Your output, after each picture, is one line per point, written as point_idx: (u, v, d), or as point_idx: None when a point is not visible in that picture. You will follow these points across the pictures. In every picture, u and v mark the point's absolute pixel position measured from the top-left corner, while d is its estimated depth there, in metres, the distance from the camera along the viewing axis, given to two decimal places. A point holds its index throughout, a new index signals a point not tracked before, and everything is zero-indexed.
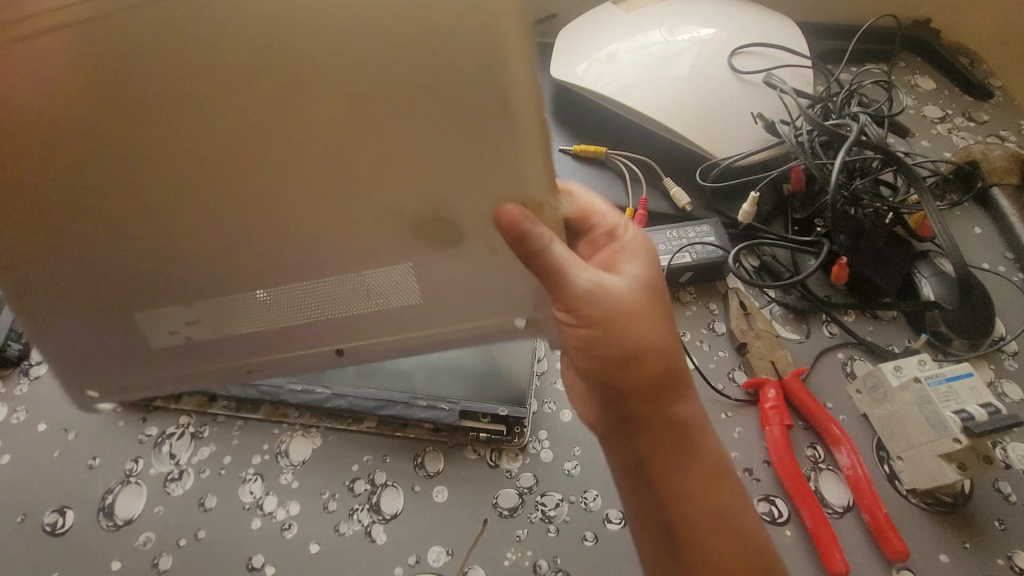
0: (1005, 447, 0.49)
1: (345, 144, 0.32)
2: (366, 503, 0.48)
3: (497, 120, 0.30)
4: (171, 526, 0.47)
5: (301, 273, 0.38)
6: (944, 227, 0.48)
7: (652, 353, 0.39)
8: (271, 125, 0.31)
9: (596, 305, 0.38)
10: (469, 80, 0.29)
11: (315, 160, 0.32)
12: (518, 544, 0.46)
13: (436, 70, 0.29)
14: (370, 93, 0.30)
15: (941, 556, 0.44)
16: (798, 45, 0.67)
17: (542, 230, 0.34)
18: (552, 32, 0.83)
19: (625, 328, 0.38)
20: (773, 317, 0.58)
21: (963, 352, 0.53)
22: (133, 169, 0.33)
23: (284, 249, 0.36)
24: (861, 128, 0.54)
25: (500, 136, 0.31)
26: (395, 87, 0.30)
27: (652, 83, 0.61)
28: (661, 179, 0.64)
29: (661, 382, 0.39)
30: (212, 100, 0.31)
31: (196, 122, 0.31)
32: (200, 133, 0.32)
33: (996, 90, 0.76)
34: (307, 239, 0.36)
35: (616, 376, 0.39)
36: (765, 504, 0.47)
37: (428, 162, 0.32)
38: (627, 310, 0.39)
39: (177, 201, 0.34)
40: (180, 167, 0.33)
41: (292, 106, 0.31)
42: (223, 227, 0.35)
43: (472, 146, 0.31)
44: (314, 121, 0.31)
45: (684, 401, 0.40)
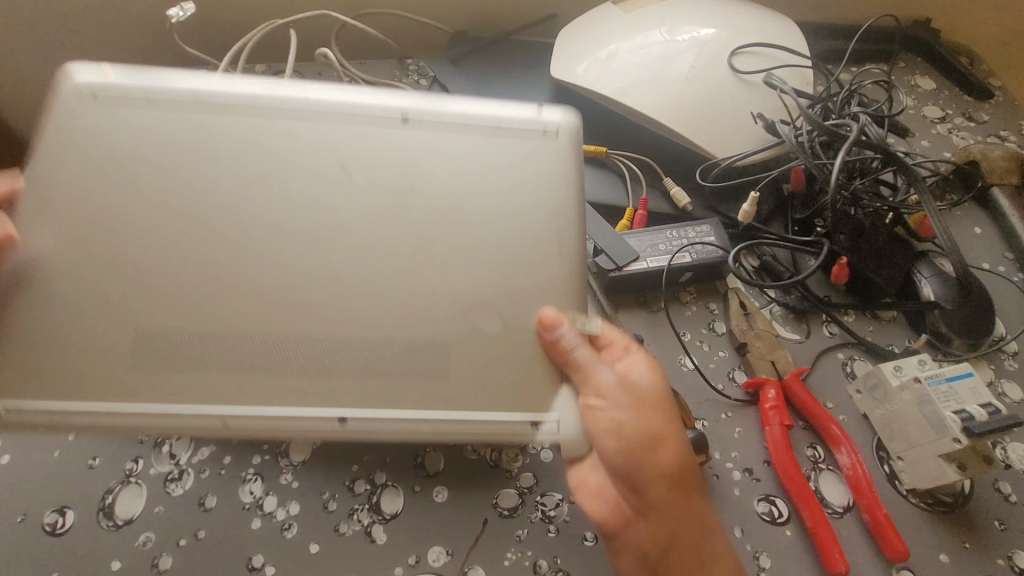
0: (1005, 447, 0.49)
1: (423, 251, 0.40)
2: (366, 503, 0.48)
3: (546, 235, 0.42)
4: (171, 527, 0.47)
5: (319, 381, 0.38)
6: (944, 227, 0.48)
7: (667, 441, 0.43)
8: (367, 233, 0.41)
9: (620, 399, 0.42)
10: (530, 205, 0.43)
11: (389, 267, 0.40)
12: (518, 544, 0.46)
13: (504, 183, 0.43)
14: (454, 215, 0.42)
15: (941, 556, 0.44)
16: (798, 45, 0.67)
17: (577, 333, 0.40)
18: (552, 31, 0.83)
19: (641, 420, 0.42)
20: (773, 317, 0.58)
21: (963, 352, 0.53)
22: (220, 264, 0.39)
23: (311, 359, 0.38)
24: (862, 127, 0.53)
25: (546, 243, 0.42)
26: (475, 213, 0.42)
27: (652, 83, 0.61)
28: (661, 179, 0.64)
29: (675, 468, 0.42)
30: (328, 218, 0.41)
31: (308, 234, 0.40)
32: (304, 244, 0.40)
33: (996, 90, 0.76)
34: (354, 309, 0.39)
35: (640, 464, 0.42)
36: (765, 504, 0.47)
37: (483, 265, 0.41)
38: (648, 404, 0.44)
39: (240, 296, 0.38)
40: (266, 268, 0.39)
41: (391, 225, 0.41)
42: (263, 329, 0.38)
43: (520, 251, 0.42)
44: (407, 233, 0.41)
45: (696, 489, 0.44)
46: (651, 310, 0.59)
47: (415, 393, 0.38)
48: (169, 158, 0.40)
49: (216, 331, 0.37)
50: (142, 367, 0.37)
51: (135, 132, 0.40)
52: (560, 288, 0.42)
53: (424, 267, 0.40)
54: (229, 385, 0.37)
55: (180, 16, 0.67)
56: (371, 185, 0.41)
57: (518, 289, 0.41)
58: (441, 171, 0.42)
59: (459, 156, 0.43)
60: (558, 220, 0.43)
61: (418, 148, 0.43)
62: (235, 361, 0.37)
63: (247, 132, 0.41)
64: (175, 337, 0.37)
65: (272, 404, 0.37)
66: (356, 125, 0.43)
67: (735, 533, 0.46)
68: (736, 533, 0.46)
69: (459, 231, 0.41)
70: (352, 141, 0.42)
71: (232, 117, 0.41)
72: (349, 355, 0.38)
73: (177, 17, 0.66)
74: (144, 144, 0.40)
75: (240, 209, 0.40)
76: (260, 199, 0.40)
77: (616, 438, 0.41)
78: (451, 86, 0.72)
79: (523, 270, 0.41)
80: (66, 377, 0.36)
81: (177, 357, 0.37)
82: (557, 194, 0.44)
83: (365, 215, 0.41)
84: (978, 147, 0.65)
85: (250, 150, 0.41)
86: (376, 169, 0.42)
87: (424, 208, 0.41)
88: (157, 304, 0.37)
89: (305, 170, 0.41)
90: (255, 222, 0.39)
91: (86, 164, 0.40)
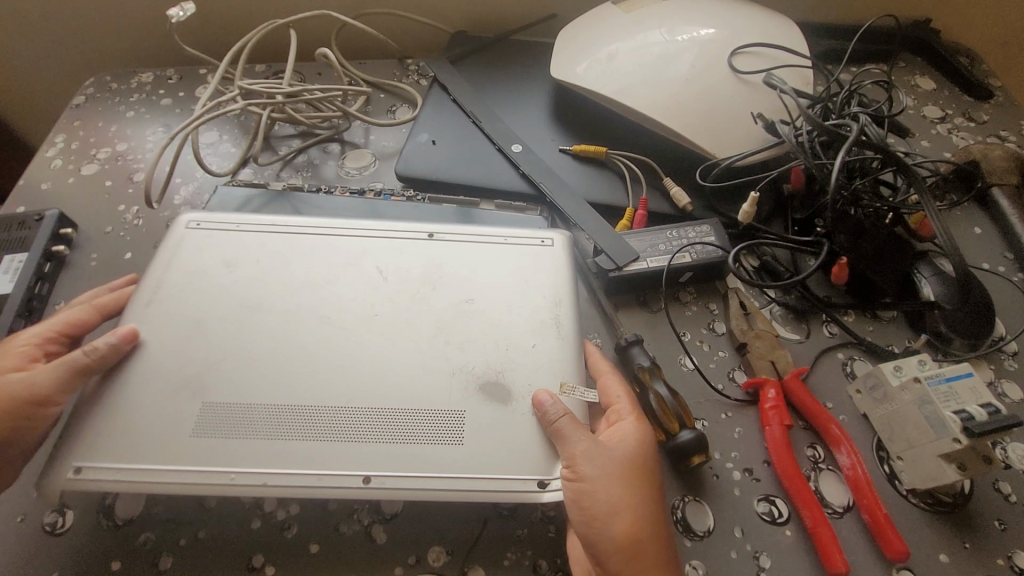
0: (1004, 447, 0.49)
1: (445, 329, 0.48)
2: (366, 503, 0.48)
3: (550, 306, 0.50)
4: (171, 528, 0.47)
5: (354, 440, 0.43)
6: (944, 226, 0.48)
7: (635, 515, 0.42)
8: (399, 316, 0.49)
9: (589, 469, 0.42)
10: (533, 288, 0.51)
11: (417, 343, 0.47)
12: (517, 544, 0.46)
13: (510, 271, 0.52)
14: (472, 302, 0.50)
15: (941, 555, 0.44)
16: (798, 44, 0.67)
17: (558, 410, 0.43)
18: (551, 31, 0.83)
19: (608, 492, 0.42)
20: (773, 317, 0.58)
21: (963, 352, 0.53)
22: (278, 347, 0.46)
23: (353, 419, 0.43)
24: (861, 127, 0.53)
25: (550, 313, 0.49)
26: (487, 294, 0.50)
27: (652, 84, 0.62)
28: (661, 179, 0.64)
29: (640, 543, 0.41)
30: (367, 303, 0.49)
31: (347, 315, 0.49)
32: (346, 323, 0.48)
33: (996, 89, 0.76)
34: (382, 385, 0.45)
35: (600, 533, 0.41)
36: (765, 504, 0.47)
37: (495, 334, 0.48)
38: (618, 473, 0.43)
39: (294, 367, 0.46)
40: (315, 341, 0.47)
41: (418, 308, 0.49)
42: (314, 391, 0.44)
43: (527, 318, 0.49)
44: (430, 315, 0.49)
45: (666, 569, 0.41)
46: (651, 310, 0.59)
47: (431, 459, 0.42)
48: (251, 267, 0.51)
49: (267, 400, 0.44)
50: (205, 432, 0.43)
51: (224, 253, 0.52)
52: (559, 359, 0.47)
53: (442, 349, 0.47)
54: (269, 454, 0.42)
55: (180, 16, 0.66)
56: (403, 285, 0.51)
57: (522, 362, 0.46)
58: (462, 270, 0.52)
59: (474, 255, 0.53)
60: (557, 304, 0.50)
61: (443, 253, 0.53)
62: (276, 429, 0.43)
63: (312, 247, 0.53)
64: (231, 408, 0.43)
65: (305, 470, 0.41)
66: (395, 237, 0.54)
67: (735, 532, 0.46)
68: (736, 533, 0.46)
69: (473, 318, 0.49)
70: (392, 250, 0.53)
71: (297, 242, 0.53)
72: (376, 426, 0.43)
73: (176, 17, 0.66)
74: (237, 252, 0.52)
75: (300, 302, 0.49)
76: (314, 297, 0.49)
77: (580, 508, 0.42)
78: (451, 87, 0.72)
79: (529, 341, 0.48)
80: (131, 445, 0.42)
81: (230, 428, 0.43)
82: (555, 280, 0.51)
83: (397, 308, 0.49)
84: (978, 147, 0.65)
85: (313, 260, 0.52)
86: (405, 271, 0.51)
87: (445, 302, 0.49)
88: (220, 379, 0.45)
89: (352, 276, 0.51)
90: (309, 313, 0.48)
91: (190, 265, 0.51)
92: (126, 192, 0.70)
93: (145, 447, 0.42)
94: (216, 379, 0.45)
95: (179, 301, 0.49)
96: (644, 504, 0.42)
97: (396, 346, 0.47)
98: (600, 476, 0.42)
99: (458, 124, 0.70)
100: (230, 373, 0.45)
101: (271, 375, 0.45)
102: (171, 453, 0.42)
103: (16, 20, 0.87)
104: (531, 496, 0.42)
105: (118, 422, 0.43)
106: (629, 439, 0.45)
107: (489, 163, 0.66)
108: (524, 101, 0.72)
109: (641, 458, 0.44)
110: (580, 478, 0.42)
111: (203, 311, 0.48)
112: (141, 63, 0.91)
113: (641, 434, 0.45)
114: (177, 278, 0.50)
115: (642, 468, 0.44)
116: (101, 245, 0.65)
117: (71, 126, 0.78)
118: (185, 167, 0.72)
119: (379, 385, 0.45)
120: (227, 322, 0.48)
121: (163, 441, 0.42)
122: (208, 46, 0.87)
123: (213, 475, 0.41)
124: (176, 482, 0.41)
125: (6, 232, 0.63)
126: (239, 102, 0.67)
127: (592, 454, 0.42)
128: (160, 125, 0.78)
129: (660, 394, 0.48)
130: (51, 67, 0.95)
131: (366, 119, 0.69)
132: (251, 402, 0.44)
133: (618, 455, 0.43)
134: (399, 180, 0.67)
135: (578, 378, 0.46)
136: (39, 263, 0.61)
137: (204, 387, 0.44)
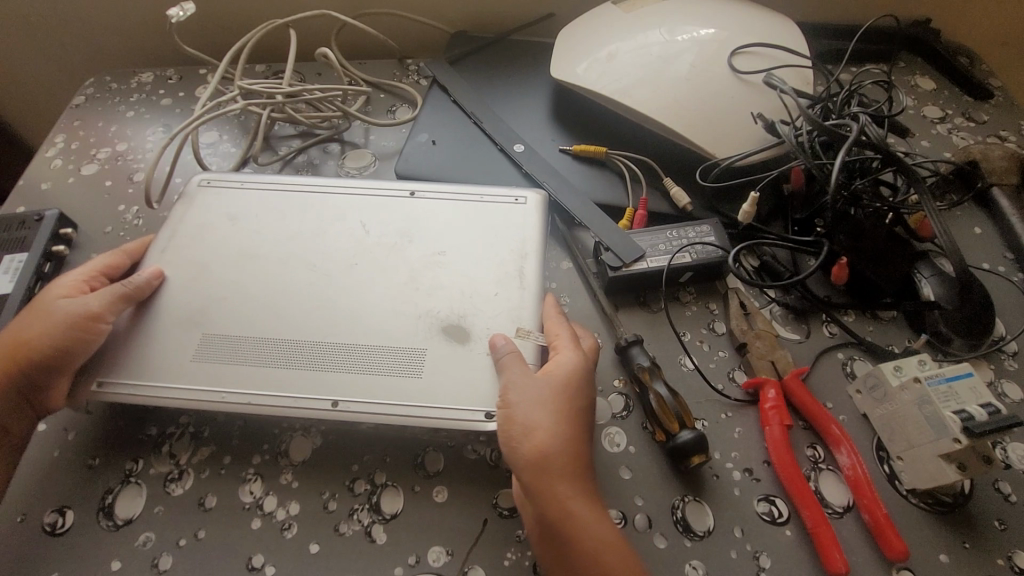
0: (1004, 447, 0.49)
1: (416, 274, 0.53)
2: (366, 503, 0.48)
3: (514, 255, 0.54)
4: (170, 527, 0.47)
5: (328, 369, 0.48)
6: (944, 227, 0.48)
7: (548, 432, 0.43)
8: (376, 264, 0.54)
9: (513, 397, 0.45)
10: (501, 237, 0.55)
11: (390, 286, 0.52)
12: (518, 544, 0.45)
13: (483, 226, 0.56)
14: (445, 252, 0.55)
15: (941, 556, 0.44)
16: (798, 44, 0.67)
17: (499, 348, 0.47)
18: (551, 31, 0.83)
19: (528, 412, 0.44)
20: (773, 317, 0.58)
21: (963, 352, 0.52)
22: (267, 293, 0.52)
23: (326, 351, 0.49)
24: (861, 127, 0.53)
25: (513, 260, 0.54)
26: (457, 245, 0.55)
27: (651, 84, 0.62)
28: (661, 178, 0.64)
29: (549, 457, 0.42)
30: (350, 254, 0.55)
31: (329, 266, 0.54)
32: (328, 273, 0.54)
33: (997, 89, 0.76)
34: (356, 324, 0.50)
35: (516, 453, 0.43)
36: (765, 504, 0.47)
37: (461, 279, 0.53)
38: (539, 400, 0.45)
39: (277, 310, 0.51)
40: (299, 288, 0.53)
41: (394, 257, 0.54)
42: (294, 328, 0.50)
43: (492, 265, 0.53)
44: (404, 262, 0.54)
45: (575, 482, 0.42)
46: (651, 310, 0.59)
47: (398, 388, 0.47)
48: (254, 220, 0.58)
49: (256, 333, 0.50)
50: (202, 357, 0.49)
51: (230, 210, 0.59)
52: (518, 305, 0.51)
53: (412, 294, 0.52)
54: (256, 379, 0.48)
55: (180, 16, 0.66)
56: (383, 237, 0.56)
57: (482, 308, 0.51)
58: (437, 226, 0.57)
59: (450, 212, 0.58)
60: (522, 258, 0.54)
61: (420, 207, 0.58)
62: (262, 357, 0.49)
63: (309, 204, 0.59)
64: (226, 338, 0.50)
65: (285, 394, 0.47)
66: (381, 194, 0.60)
67: (736, 533, 0.46)
68: (736, 533, 0.46)
69: (441, 268, 0.53)
70: (375, 206, 0.59)
71: (295, 200, 0.59)
72: (347, 358, 0.48)
73: (176, 17, 0.66)
74: (243, 208, 0.59)
75: (290, 253, 0.55)
76: (303, 249, 0.55)
77: (504, 428, 0.44)
78: (450, 86, 0.72)
79: (492, 286, 0.52)
80: (142, 362, 0.49)
81: (222, 352, 0.49)
82: (523, 234, 0.55)
83: (375, 258, 0.54)
84: (978, 147, 0.65)
85: (308, 215, 0.58)
86: (386, 225, 0.57)
87: (419, 253, 0.55)
88: (218, 314, 0.51)
89: (340, 229, 0.57)
90: (298, 262, 0.54)
91: (201, 219, 0.58)
92: (126, 192, 0.70)
93: (155, 363, 0.49)
94: (215, 313, 0.51)
95: (190, 248, 0.56)
96: (561, 424, 0.44)
97: (373, 293, 0.52)
98: (523, 400, 0.45)
99: (458, 123, 0.70)
100: (228, 308, 0.51)
101: (260, 312, 0.51)
102: (175, 370, 0.48)
103: (17, 20, 0.87)
104: (478, 425, 0.45)
105: (130, 346, 0.49)
106: (560, 367, 0.47)
107: (489, 162, 0.66)
108: (524, 100, 0.72)
109: (566, 382, 0.46)
110: (507, 404, 0.45)
111: (210, 258, 0.55)
112: (141, 63, 0.91)
113: (570, 363, 0.47)
114: (191, 228, 0.57)
115: (567, 393, 0.45)
116: (100, 245, 0.65)
117: (71, 127, 0.78)
118: (184, 167, 0.72)
119: (354, 324, 0.50)
120: (230, 269, 0.54)
121: (169, 360, 0.49)
122: (208, 45, 0.87)
123: (207, 393, 0.47)
124: (175, 396, 0.47)
125: (6, 232, 0.63)
126: (239, 102, 0.67)
127: (519, 383, 0.45)
128: (160, 125, 0.78)
129: (660, 393, 0.48)
130: (51, 66, 0.95)
131: (366, 119, 0.69)
132: (242, 333, 0.50)
133: (544, 382, 0.46)
134: (399, 179, 0.67)
135: (536, 325, 0.50)
136: (38, 264, 0.61)
137: (205, 318, 0.51)
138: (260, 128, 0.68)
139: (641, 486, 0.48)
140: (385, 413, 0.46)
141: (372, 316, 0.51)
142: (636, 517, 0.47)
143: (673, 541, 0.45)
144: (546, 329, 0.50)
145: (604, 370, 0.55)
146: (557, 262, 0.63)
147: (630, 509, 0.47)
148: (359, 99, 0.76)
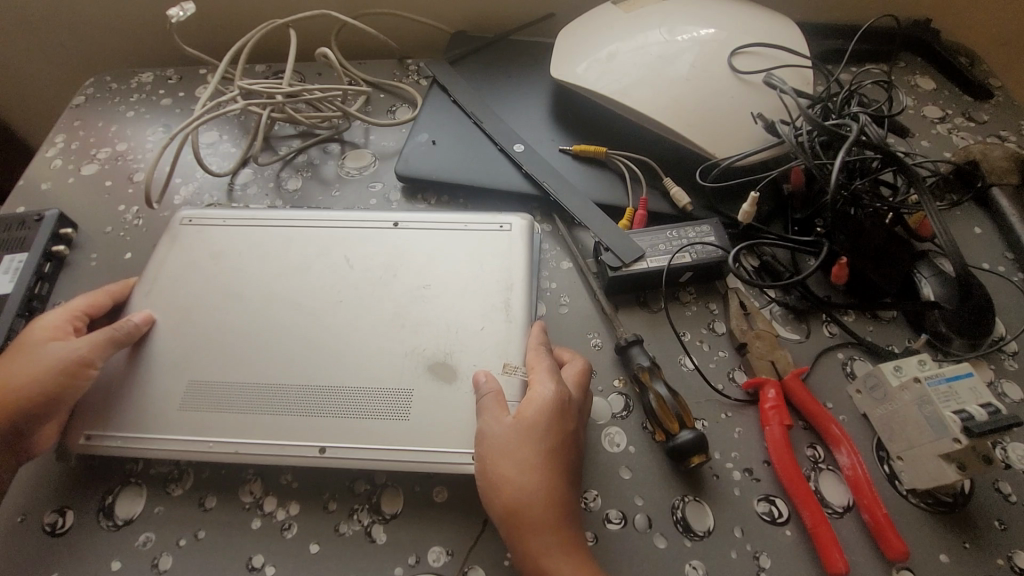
0: (1005, 447, 0.49)
1: (402, 309, 0.53)
2: (366, 503, 0.48)
3: (500, 287, 0.54)
4: (170, 527, 0.47)
5: (322, 404, 0.49)
6: (944, 227, 0.48)
7: (518, 482, 0.43)
8: (363, 299, 0.54)
9: (486, 443, 0.45)
10: (486, 265, 0.56)
11: (375, 323, 0.53)
12: None
13: (470, 253, 0.57)
14: (433, 282, 0.55)
15: (941, 556, 0.44)
16: (798, 44, 0.67)
17: (482, 385, 0.47)
18: (551, 31, 0.82)
19: (498, 463, 0.44)
20: (773, 317, 0.58)
21: (964, 352, 0.52)
22: (259, 329, 0.53)
23: (317, 389, 0.49)
24: (861, 127, 0.53)
25: (497, 290, 0.54)
26: (443, 274, 0.55)
27: (651, 84, 0.62)
28: (661, 178, 0.64)
29: (521, 508, 0.42)
30: (338, 284, 0.56)
31: (317, 299, 0.55)
32: (318, 304, 0.54)
33: (997, 89, 0.76)
34: (345, 360, 0.51)
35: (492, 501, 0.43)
36: (765, 504, 0.47)
37: (446, 312, 0.53)
38: (508, 445, 0.44)
39: (271, 345, 0.52)
40: (288, 322, 0.53)
41: (377, 289, 0.55)
42: (287, 363, 0.51)
43: (477, 293, 0.54)
44: (389, 297, 0.54)
45: (551, 532, 0.42)
46: (651, 310, 0.59)
47: (388, 431, 0.47)
48: (238, 258, 0.58)
49: (243, 375, 0.50)
50: (195, 403, 0.49)
51: (219, 243, 0.59)
52: (505, 339, 0.51)
53: (399, 331, 0.52)
54: (244, 424, 0.48)
55: (180, 16, 0.66)
56: (367, 272, 0.56)
57: (469, 343, 0.51)
58: (421, 262, 0.57)
59: (435, 244, 0.58)
60: (508, 290, 0.54)
61: (405, 241, 0.59)
62: (251, 399, 0.49)
63: (292, 240, 0.59)
64: (215, 382, 0.50)
65: (277, 437, 0.48)
66: (366, 227, 0.60)
67: (736, 532, 0.46)
68: (736, 533, 0.46)
69: (427, 304, 0.53)
70: (360, 241, 0.59)
71: (283, 230, 0.60)
72: (336, 396, 0.49)
73: (176, 17, 0.66)
74: (228, 245, 0.59)
75: (278, 285, 0.56)
76: (290, 284, 0.56)
77: (479, 478, 0.44)
78: (450, 87, 0.72)
79: (479, 320, 0.52)
80: (135, 415, 0.49)
81: (211, 398, 0.49)
82: (508, 268, 0.55)
83: (360, 293, 0.55)
84: (978, 147, 0.65)
85: (293, 250, 0.58)
86: (372, 259, 0.57)
87: (404, 287, 0.55)
88: (210, 357, 0.52)
89: (325, 265, 0.57)
90: (287, 295, 0.55)
91: (189, 257, 0.58)
92: (126, 192, 0.70)
93: (148, 414, 0.49)
94: (207, 353, 0.52)
95: (179, 288, 0.56)
96: (532, 471, 0.43)
97: (360, 329, 0.52)
98: (493, 449, 0.44)
99: (457, 124, 0.70)
100: (219, 349, 0.52)
101: (247, 351, 0.52)
102: (168, 419, 0.49)
103: (17, 20, 0.87)
104: (466, 468, 0.45)
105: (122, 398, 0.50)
106: (534, 404, 0.46)
107: (489, 163, 0.66)
108: (524, 101, 0.72)
109: (534, 425, 0.45)
110: (481, 454, 0.45)
111: (197, 297, 0.55)
112: (141, 63, 0.91)
113: (541, 402, 0.46)
114: (180, 267, 0.58)
115: (538, 434, 0.44)
116: (100, 245, 0.65)
117: (71, 126, 0.78)
118: (185, 167, 0.72)
119: (341, 362, 0.51)
120: (218, 305, 0.55)
121: (161, 408, 0.49)
122: (208, 46, 0.87)
123: (199, 441, 0.48)
124: (167, 448, 0.48)
125: (6, 232, 0.63)
126: (239, 102, 0.67)
127: (492, 426, 0.45)
128: (160, 125, 0.78)
129: (660, 394, 0.48)
130: (51, 65, 0.95)
131: (366, 119, 0.69)
132: (232, 375, 0.50)
133: (512, 428, 0.45)
134: (399, 180, 0.67)
135: (523, 360, 0.50)
136: (39, 263, 0.61)
137: (196, 361, 0.51)
138: (261, 128, 0.68)
139: (641, 486, 0.48)
140: (375, 455, 0.46)
141: (362, 351, 0.51)
142: (636, 517, 0.47)
143: (673, 541, 0.45)
144: (528, 360, 0.50)
145: (604, 370, 0.55)
146: (557, 262, 0.63)
147: (630, 509, 0.47)
148: (359, 99, 0.76)
